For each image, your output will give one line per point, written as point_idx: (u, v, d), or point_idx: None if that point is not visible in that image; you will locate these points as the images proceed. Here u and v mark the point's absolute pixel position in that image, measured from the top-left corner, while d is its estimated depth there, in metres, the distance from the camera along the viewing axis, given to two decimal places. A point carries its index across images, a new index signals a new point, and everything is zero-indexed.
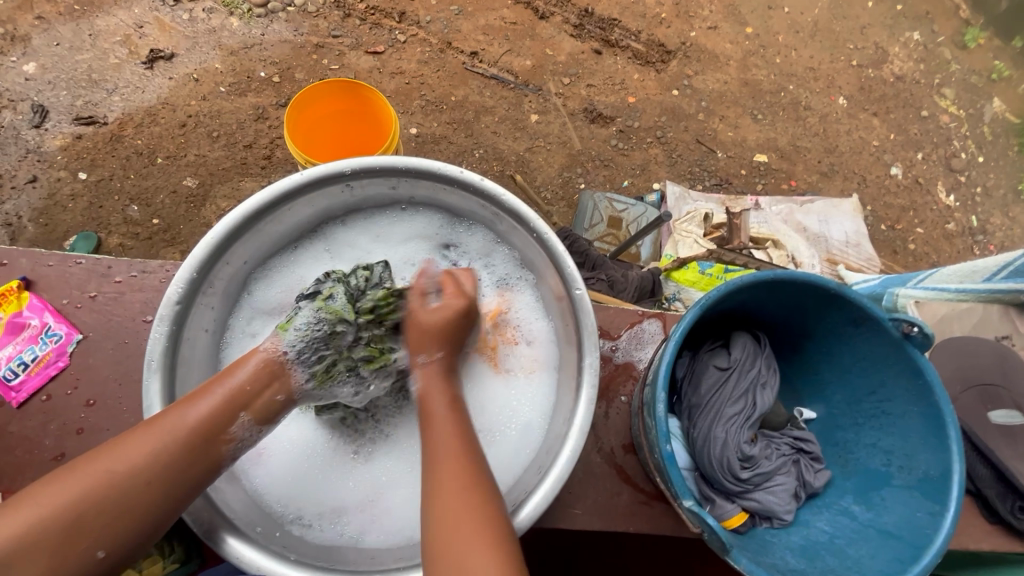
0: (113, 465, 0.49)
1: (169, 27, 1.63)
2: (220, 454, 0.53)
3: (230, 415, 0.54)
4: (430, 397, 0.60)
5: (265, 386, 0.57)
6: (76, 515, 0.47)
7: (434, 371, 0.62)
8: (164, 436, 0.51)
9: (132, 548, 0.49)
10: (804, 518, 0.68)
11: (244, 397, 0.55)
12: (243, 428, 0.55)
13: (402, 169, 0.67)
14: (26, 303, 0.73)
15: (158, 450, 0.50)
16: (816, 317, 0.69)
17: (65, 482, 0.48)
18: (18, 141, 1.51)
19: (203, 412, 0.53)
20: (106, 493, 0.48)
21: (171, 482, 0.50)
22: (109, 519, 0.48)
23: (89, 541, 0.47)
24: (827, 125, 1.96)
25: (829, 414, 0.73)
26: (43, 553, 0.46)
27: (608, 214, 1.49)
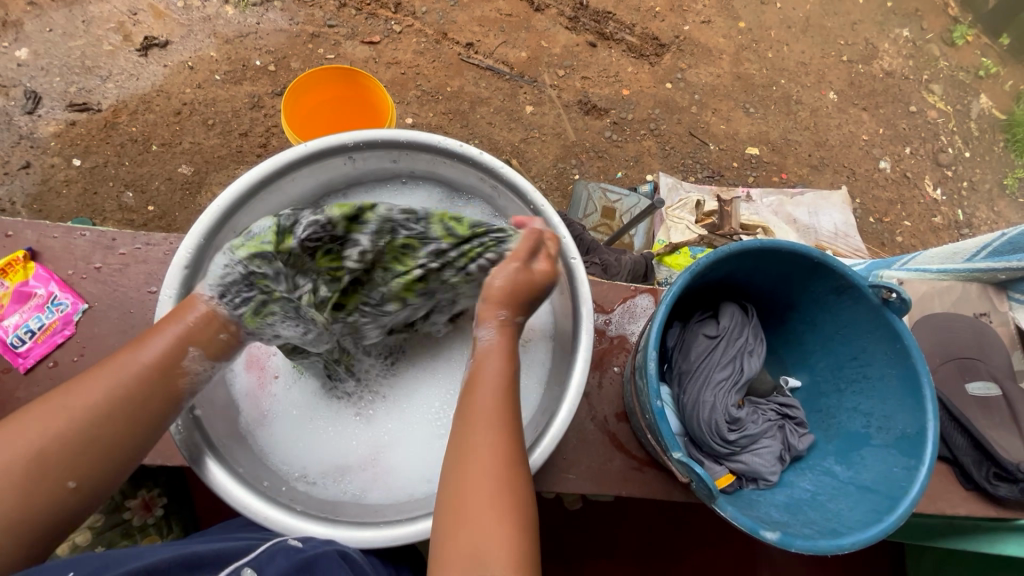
0: (70, 403, 0.51)
1: (163, 14, 1.63)
2: (178, 385, 0.55)
3: (181, 349, 0.56)
4: (489, 357, 0.58)
5: (210, 325, 0.58)
6: (40, 452, 0.49)
7: (504, 330, 0.60)
8: (119, 371, 0.53)
9: (103, 478, 0.51)
10: (788, 479, 0.71)
11: (191, 334, 0.57)
12: (196, 364, 0.57)
13: (402, 141, 0.69)
14: (33, 272, 0.74)
15: (115, 382, 0.52)
16: (801, 287, 0.72)
17: (23, 423, 0.50)
18: (11, 127, 1.51)
19: (156, 347, 0.55)
20: (69, 427, 0.50)
21: (134, 414, 0.53)
22: (75, 452, 0.50)
23: (58, 474, 0.49)
24: (817, 119, 1.99)
25: (813, 383, 0.76)
26: (11, 490, 0.47)
27: (602, 204, 1.51)
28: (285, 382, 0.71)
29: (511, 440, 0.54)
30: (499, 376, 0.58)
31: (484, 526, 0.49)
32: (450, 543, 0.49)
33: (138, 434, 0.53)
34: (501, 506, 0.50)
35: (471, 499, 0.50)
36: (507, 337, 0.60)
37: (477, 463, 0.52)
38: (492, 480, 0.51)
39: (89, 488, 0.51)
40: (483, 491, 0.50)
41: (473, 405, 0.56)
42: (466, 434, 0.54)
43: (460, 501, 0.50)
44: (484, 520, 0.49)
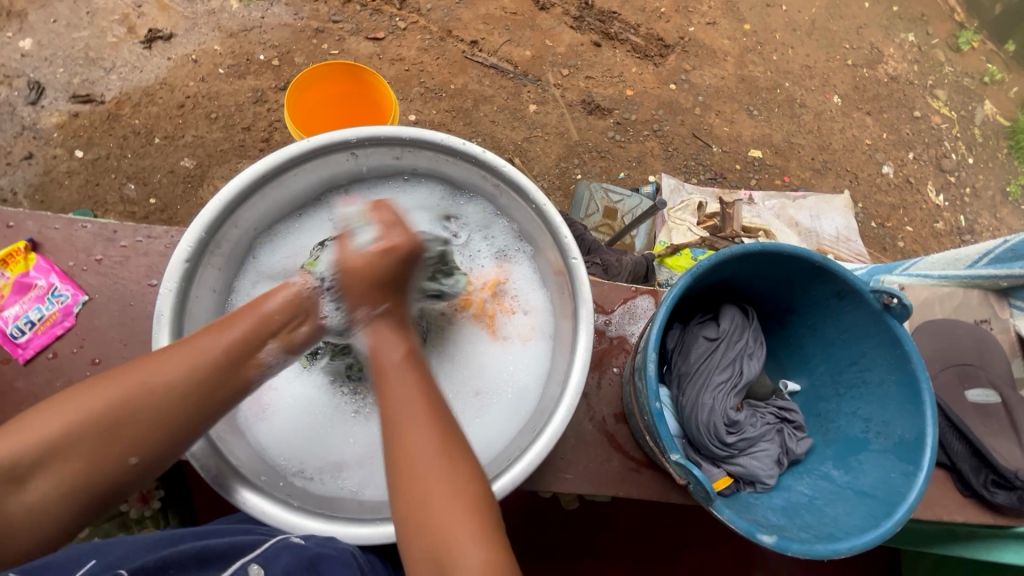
0: (148, 377, 0.51)
1: (168, 7, 1.63)
2: (249, 376, 0.55)
3: (259, 340, 0.56)
4: (383, 348, 0.59)
5: (292, 317, 0.59)
6: (112, 421, 0.49)
7: (385, 321, 0.61)
8: (198, 353, 0.53)
9: (162, 462, 0.51)
10: (785, 483, 0.71)
11: (273, 325, 0.58)
12: (271, 356, 0.57)
13: (405, 138, 0.68)
14: (33, 263, 0.74)
15: (191, 365, 0.52)
16: (803, 291, 0.72)
17: (100, 389, 0.50)
18: (14, 118, 1.51)
19: (236, 333, 0.55)
20: (139, 404, 0.50)
21: (202, 401, 0.52)
22: (141, 428, 0.49)
23: (123, 448, 0.49)
24: (820, 122, 1.99)
25: (812, 387, 0.76)
26: (78, 456, 0.48)
27: (603, 204, 1.51)
28: (289, 378, 0.71)
29: (444, 426, 0.53)
30: (403, 368, 0.57)
31: (442, 525, 0.47)
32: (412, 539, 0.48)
33: (202, 425, 0.52)
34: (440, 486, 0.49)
35: (420, 499, 0.49)
36: (388, 325, 0.61)
37: (411, 461, 0.50)
38: (437, 474, 0.49)
39: (147, 467, 0.50)
40: (427, 489, 0.49)
41: (391, 404, 0.54)
42: (390, 434, 0.52)
43: (406, 506, 0.49)
44: (438, 519, 0.48)
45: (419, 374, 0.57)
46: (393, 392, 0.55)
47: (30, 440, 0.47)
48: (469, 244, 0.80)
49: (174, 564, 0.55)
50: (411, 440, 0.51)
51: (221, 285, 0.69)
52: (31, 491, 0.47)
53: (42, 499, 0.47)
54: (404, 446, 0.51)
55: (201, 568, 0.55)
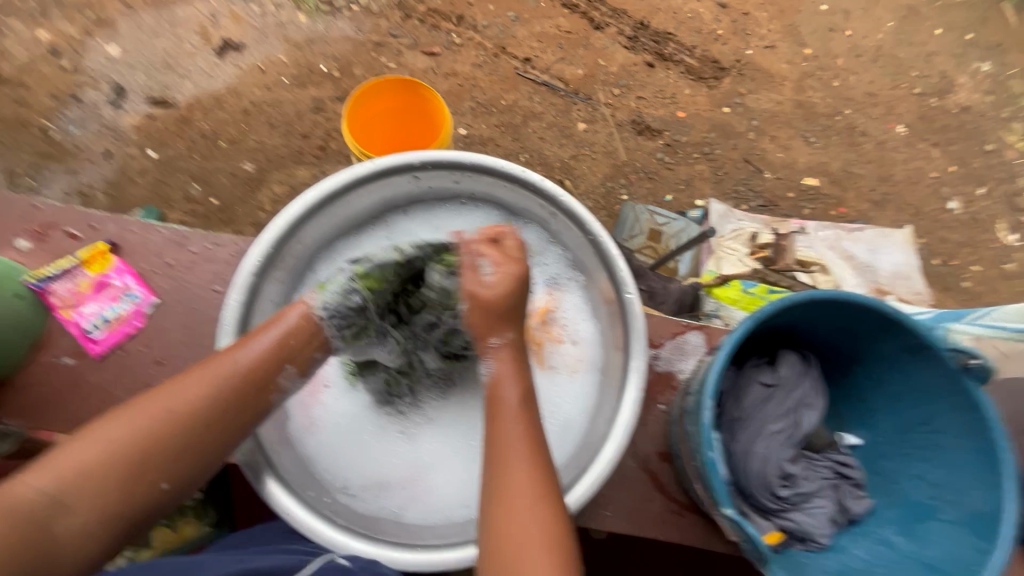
0: (173, 404, 0.54)
1: (240, 18, 1.71)
2: (268, 399, 0.59)
3: (279, 364, 0.60)
4: (503, 381, 0.61)
5: (308, 340, 0.62)
6: (143, 450, 0.52)
7: (505, 351, 0.63)
8: (221, 378, 0.56)
9: (190, 482, 0.55)
10: (841, 544, 0.69)
11: (289, 348, 0.61)
12: (288, 378, 0.61)
13: (467, 163, 0.70)
14: (111, 264, 0.79)
15: (215, 390, 0.56)
16: (871, 342, 0.70)
17: (126, 419, 0.53)
18: (97, 118, 1.61)
19: (258, 356, 0.59)
20: (169, 431, 0.53)
21: (230, 423, 0.56)
22: (171, 453, 0.53)
23: (153, 475, 0.52)
24: (882, 152, 1.90)
25: (873, 442, 0.74)
26: (111, 486, 0.50)
27: (648, 226, 1.48)
28: (338, 393, 0.73)
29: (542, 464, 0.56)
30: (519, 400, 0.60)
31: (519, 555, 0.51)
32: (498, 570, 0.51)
33: (232, 443, 0.57)
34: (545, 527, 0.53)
35: (508, 526, 0.53)
36: (510, 354, 0.62)
37: (509, 490, 0.54)
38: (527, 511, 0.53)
39: (178, 491, 0.54)
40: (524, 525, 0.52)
41: (500, 437, 0.58)
42: (496, 463, 0.57)
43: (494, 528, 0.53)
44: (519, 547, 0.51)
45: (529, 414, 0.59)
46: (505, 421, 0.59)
47: (56, 474, 0.49)
48: None
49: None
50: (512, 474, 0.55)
51: (283, 298, 0.72)
52: (64, 526, 0.48)
53: (80, 529, 0.49)
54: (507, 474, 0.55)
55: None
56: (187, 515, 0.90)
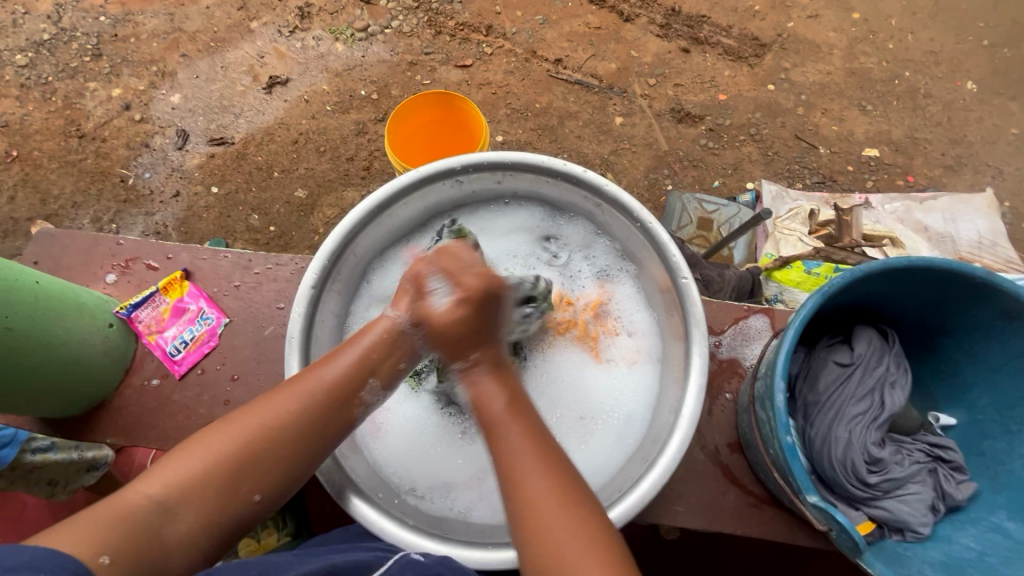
0: (264, 421, 0.56)
1: (284, 55, 1.81)
2: (352, 414, 0.60)
3: (362, 377, 0.60)
4: (483, 398, 0.59)
5: (390, 352, 0.63)
6: (236, 463, 0.54)
7: (478, 371, 0.61)
8: (305, 394, 0.58)
9: (280, 495, 0.56)
10: (943, 533, 0.64)
11: (373, 361, 0.61)
12: (372, 392, 0.61)
13: (509, 162, 0.71)
14: (187, 290, 0.85)
15: (300, 406, 0.57)
16: (959, 312, 0.66)
17: (222, 434, 0.55)
18: (166, 161, 1.75)
19: (339, 372, 0.59)
20: (262, 446, 0.55)
21: (318, 437, 0.57)
22: (261, 468, 0.55)
23: (247, 488, 0.54)
24: (951, 113, 1.76)
25: (971, 421, 0.69)
26: (210, 498, 0.53)
27: (697, 215, 1.43)
28: (399, 398, 0.75)
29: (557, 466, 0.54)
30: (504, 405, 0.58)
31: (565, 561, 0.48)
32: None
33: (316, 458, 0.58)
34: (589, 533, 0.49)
35: (545, 543, 0.49)
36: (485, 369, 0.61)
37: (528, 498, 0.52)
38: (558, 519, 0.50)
39: (268, 503, 0.55)
40: (558, 534, 0.49)
41: (501, 445, 0.56)
42: (504, 479, 0.54)
43: (528, 540, 0.50)
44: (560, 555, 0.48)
45: (524, 421, 0.57)
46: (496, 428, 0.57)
47: (165, 482, 0.52)
48: (570, 265, 0.81)
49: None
50: (528, 485, 0.52)
51: (339, 308, 0.74)
52: (173, 531, 0.50)
53: (186, 533, 0.51)
54: (520, 483, 0.53)
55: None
56: (269, 526, 0.96)
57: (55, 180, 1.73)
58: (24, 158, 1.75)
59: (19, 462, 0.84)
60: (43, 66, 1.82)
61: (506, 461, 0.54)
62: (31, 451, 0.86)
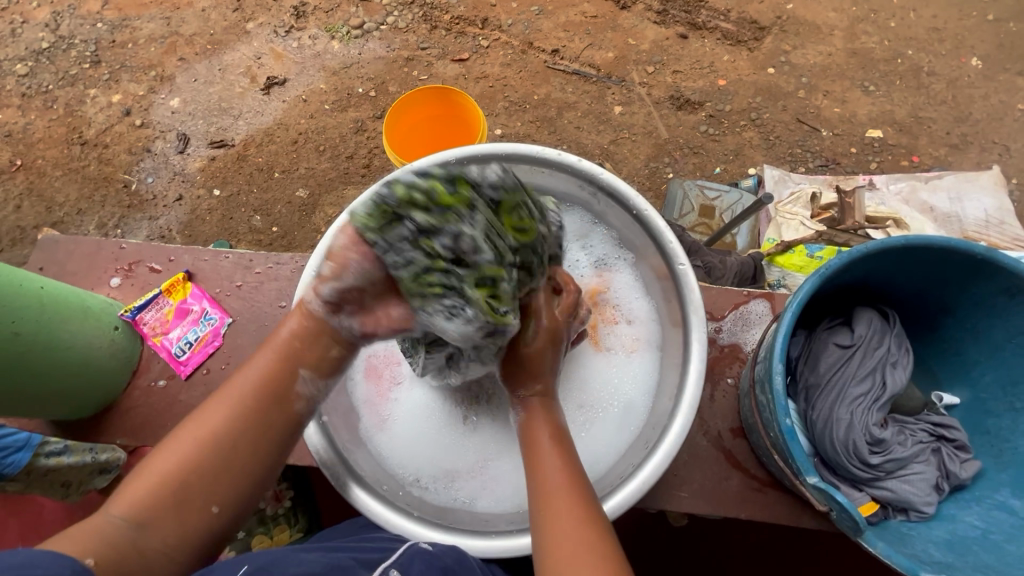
0: (204, 430, 0.55)
1: (281, 55, 1.81)
2: (293, 409, 0.58)
3: (290, 373, 0.58)
4: (534, 426, 0.61)
5: (315, 345, 0.59)
6: (187, 477, 0.53)
7: (534, 401, 0.63)
8: (235, 399, 0.56)
9: (239, 498, 0.55)
10: (948, 512, 0.64)
11: (296, 353, 0.59)
12: (306, 384, 0.59)
13: (502, 154, 0.71)
14: (189, 291, 0.86)
15: (232, 410, 0.56)
16: (960, 289, 0.66)
17: (169, 452, 0.54)
18: (167, 165, 1.76)
19: (263, 370, 0.57)
20: (207, 455, 0.54)
21: (260, 435, 0.56)
22: (211, 479, 0.54)
23: (204, 500, 0.54)
24: (955, 90, 1.73)
25: (974, 400, 0.69)
26: (171, 513, 0.52)
27: (699, 202, 1.42)
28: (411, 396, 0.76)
29: (596, 518, 0.53)
30: (552, 450, 0.58)
31: None
32: None
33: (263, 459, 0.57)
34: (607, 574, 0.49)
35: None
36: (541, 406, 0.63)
37: (562, 551, 0.51)
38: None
39: (229, 513, 0.55)
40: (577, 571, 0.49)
41: (539, 474, 0.57)
42: (539, 504, 0.55)
43: None
44: None
45: (569, 452, 0.59)
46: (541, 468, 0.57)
47: (126, 506, 0.52)
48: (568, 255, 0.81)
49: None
50: (557, 517, 0.53)
51: None
52: (147, 545, 0.50)
53: (159, 548, 0.51)
54: (552, 521, 0.53)
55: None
56: (280, 523, 0.98)
57: (60, 188, 1.75)
58: (28, 167, 1.77)
59: (33, 466, 0.87)
60: (43, 74, 1.84)
61: (542, 486, 0.56)
62: (45, 455, 0.88)
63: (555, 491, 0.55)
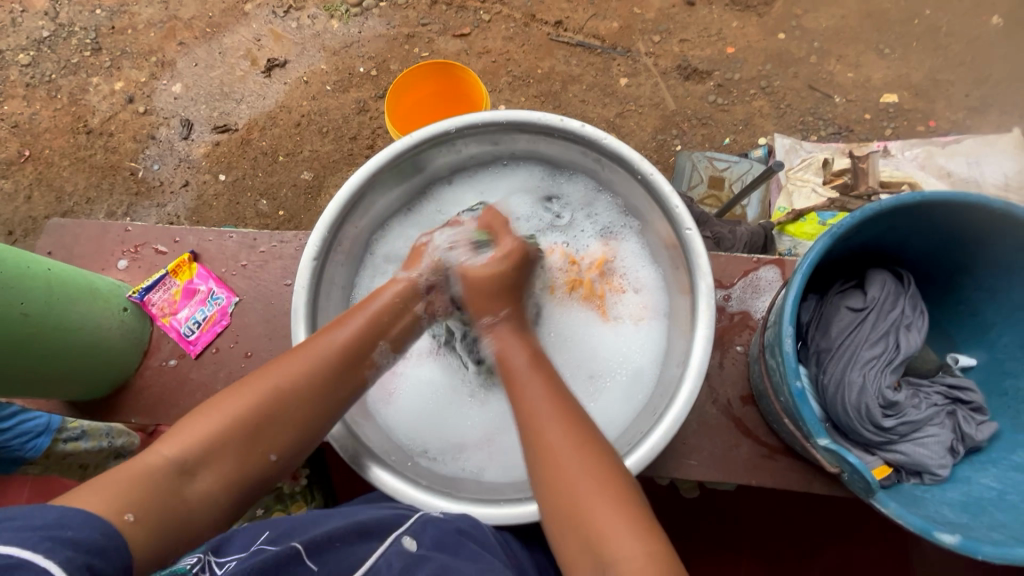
0: (278, 381, 0.57)
1: (280, 36, 1.79)
2: (363, 376, 0.62)
3: (372, 340, 0.63)
4: (508, 352, 0.63)
5: (397, 315, 0.66)
6: (255, 423, 0.55)
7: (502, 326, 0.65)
8: (318, 357, 0.59)
9: (295, 455, 0.58)
10: (963, 474, 0.64)
11: (382, 325, 0.64)
12: (382, 354, 0.64)
13: (504, 122, 0.70)
14: (196, 271, 0.86)
15: (312, 367, 0.58)
16: (977, 248, 0.64)
17: (240, 396, 0.56)
18: (172, 152, 1.76)
19: (351, 333, 0.62)
20: (278, 404, 0.56)
21: (334, 394, 0.60)
22: (281, 427, 0.56)
23: (263, 447, 0.56)
24: (974, 51, 1.67)
25: (992, 361, 0.68)
26: (228, 456, 0.54)
27: (708, 173, 1.39)
28: (421, 371, 0.77)
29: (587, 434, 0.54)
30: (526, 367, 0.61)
31: (585, 511, 0.50)
32: (559, 522, 0.51)
33: (328, 420, 0.59)
34: (607, 485, 0.51)
35: (565, 487, 0.52)
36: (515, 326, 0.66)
37: (556, 461, 0.53)
38: (577, 463, 0.52)
39: (284, 463, 0.57)
40: (577, 481, 0.51)
41: (522, 397, 0.58)
42: (528, 423, 0.56)
43: (554, 496, 0.52)
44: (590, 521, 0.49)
45: (544, 373, 0.61)
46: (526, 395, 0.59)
47: (186, 444, 0.53)
48: (574, 224, 0.80)
49: (338, 538, 0.57)
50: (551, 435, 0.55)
51: (345, 280, 0.75)
52: (194, 491, 0.52)
53: (206, 493, 0.52)
54: (543, 439, 0.54)
55: (361, 540, 0.58)
56: (297, 499, 0.99)
57: (68, 177, 1.76)
58: (36, 157, 1.77)
59: (52, 451, 0.91)
60: (46, 64, 1.83)
61: (530, 408, 0.57)
62: (63, 440, 0.92)
63: (543, 415, 0.56)
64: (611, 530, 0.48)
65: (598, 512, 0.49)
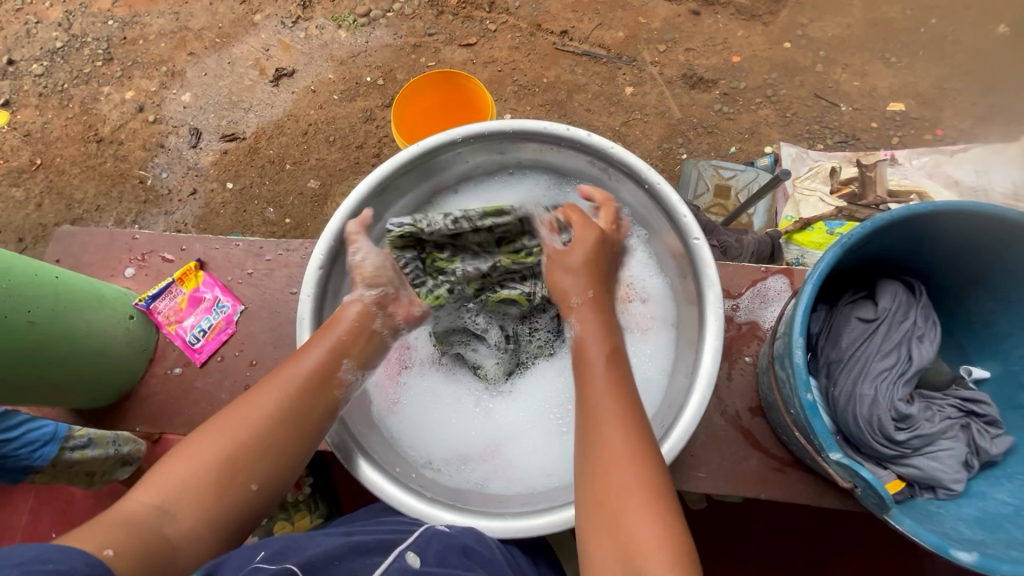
0: (245, 414, 0.57)
1: (289, 46, 1.81)
2: (334, 396, 0.62)
3: (338, 360, 0.62)
4: (588, 341, 0.61)
5: (363, 337, 0.65)
6: (229, 458, 0.55)
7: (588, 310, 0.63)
8: (284, 384, 0.59)
9: (276, 482, 0.57)
10: (978, 490, 0.63)
11: (346, 346, 0.63)
12: (350, 372, 0.63)
13: (510, 131, 0.70)
14: (202, 280, 0.86)
15: (280, 394, 0.58)
16: (988, 259, 0.63)
17: (208, 436, 0.56)
18: (181, 160, 1.77)
19: (315, 358, 0.61)
20: (247, 435, 0.56)
21: (305, 418, 0.59)
22: (254, 458, 0.56)
23: (242, 478, 0.55)
24: (982, 59, 1.66)
25: (1006, 373, 0.67)
26: (207, 493, 0.53)
27: (714, 182, 1.38)
28: (424, 381, 0.77)
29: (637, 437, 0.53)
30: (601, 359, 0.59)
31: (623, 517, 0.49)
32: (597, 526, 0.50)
33: (302, 444, 0.59)
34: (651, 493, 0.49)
35: (610, 489, 0.51)
36: (593, 310, 0.63)
37: (606, 460, 0.52)
38: (623, 465, 0.51)
39: (265, 493, 0.57)
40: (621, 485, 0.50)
41: (590, 390, 0.58)
42: (588, 418, 0.56)
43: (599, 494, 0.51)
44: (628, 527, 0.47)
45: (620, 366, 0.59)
46: (592, 385, 0.58)
47: (158, 488, 0.52)
48: None
49: (338, 557, 0.58)
50: (602, 434, 0.54)
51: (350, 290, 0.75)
52: (177, 530, 0.51)
53: (188, 532, 0.51)
54: (596, 436, 0.54)
55: (362, 556, 0.58)
56: (300, 509, 0.98)
57: (78, 185, 1.78)
58: (47, 165, 1.79)
59: (58, 460, 0.88)
60: (58, 73, 1.85)
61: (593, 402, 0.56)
62: (69, 449, 0.88)
63: (604, 410, 0.55)
64: (646, 541, 0.46)
65: (637, 520, 0.48)
